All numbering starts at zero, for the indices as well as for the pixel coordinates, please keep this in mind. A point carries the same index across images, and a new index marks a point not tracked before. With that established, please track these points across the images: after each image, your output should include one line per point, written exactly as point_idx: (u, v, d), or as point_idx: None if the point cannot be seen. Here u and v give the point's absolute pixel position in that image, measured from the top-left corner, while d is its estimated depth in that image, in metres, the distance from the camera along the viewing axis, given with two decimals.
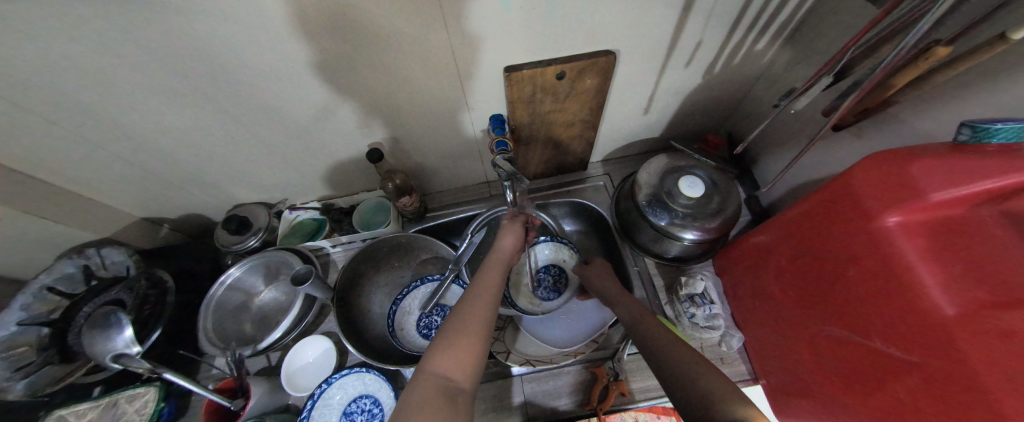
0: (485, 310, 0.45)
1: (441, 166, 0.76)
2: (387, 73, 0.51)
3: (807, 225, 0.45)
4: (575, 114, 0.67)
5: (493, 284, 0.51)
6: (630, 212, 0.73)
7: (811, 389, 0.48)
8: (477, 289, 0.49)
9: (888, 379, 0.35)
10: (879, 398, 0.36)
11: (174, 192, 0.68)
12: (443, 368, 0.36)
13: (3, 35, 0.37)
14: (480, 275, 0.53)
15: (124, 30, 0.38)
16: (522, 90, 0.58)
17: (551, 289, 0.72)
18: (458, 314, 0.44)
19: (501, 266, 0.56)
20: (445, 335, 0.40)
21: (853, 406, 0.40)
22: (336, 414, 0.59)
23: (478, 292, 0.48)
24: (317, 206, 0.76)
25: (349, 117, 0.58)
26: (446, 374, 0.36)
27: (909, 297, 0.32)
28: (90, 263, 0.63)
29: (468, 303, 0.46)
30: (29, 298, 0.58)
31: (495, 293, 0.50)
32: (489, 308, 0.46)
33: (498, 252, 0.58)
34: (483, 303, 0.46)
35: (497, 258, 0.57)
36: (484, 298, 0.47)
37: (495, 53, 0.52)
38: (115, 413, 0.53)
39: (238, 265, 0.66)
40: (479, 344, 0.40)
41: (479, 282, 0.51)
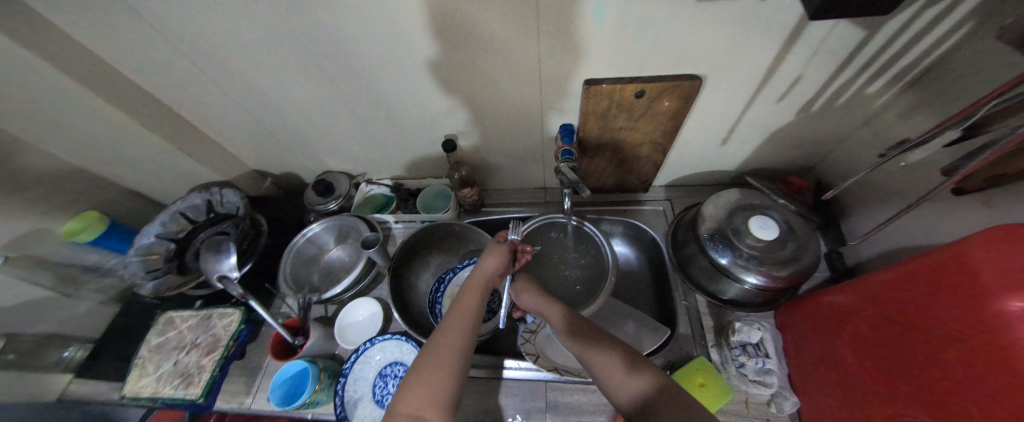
0: (456, 345, 0.46)
1: (504, 165, 0.80)
2: (476, 74, 0.56)
3: (906, 290, 0.40)
4: (646, 134, 0.66)
5: (467, 314, 0.51)
6: (688, 243, 0.70)
7: None
8: (450, 318, 0.50)
9: None
10: None
11: (282, 153, 0.81)
12: (414, 408, 0.39)
13: (204, 12, 0.48)
14: (457, 301, 0.53)
15: (285, 15, 0.47)
16: (598, 103, 0.60)
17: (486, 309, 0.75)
18: (429, 350, 0.45)
19: (480, 293, 0.55)
20: (416, 374, 0.42)
21: None
22: (373, 372, 0.64)
23: (450, 324, 0.49)
24: (389, 184, 0.84)
25: (436, 109, 0.65)
26: (416, 415, 0.38)
27: (1019, 400, 0.27)
28: (212, 199, 0.75)
29: (440, 336, 0.47)
30: (166, 218, 0.72)
31: (470, 322, 0.50)
32: (461, 340, 0.47)
33: (477, 276, 0.57)
34: (456, 335, 0.47)
35: (476, 284, 0.56)
36: (455, 329, 0.48)
37: (580, 65, 0.54)
38: (210, 324, 0.66)
39: (320, 223, 0.75)
40: (449, 378, 0.42)
41: (452, 312, 0.51)
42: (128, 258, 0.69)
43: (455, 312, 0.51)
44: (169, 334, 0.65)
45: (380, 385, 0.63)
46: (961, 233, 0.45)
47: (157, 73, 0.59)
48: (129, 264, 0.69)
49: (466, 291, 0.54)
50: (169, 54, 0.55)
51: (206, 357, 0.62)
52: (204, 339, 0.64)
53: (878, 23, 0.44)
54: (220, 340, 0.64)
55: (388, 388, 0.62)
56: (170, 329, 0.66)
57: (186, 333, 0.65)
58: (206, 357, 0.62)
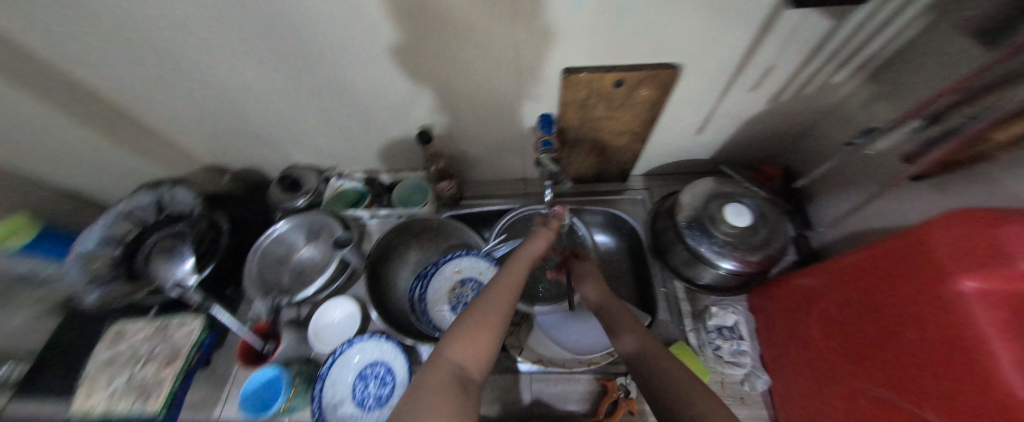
0: (505, 309, 0.44)
1: (483, 156, 0.77)
2: (452, 60, 0.53)
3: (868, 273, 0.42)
4: (626, 123, 0.66)
5: (514, 284, 0.49)
6: (666, 231, 0.71)
7: None
8: (501, 282, 0.48)
9: None
10: None
11: (239, 145, 0.74)
12: (458, 357, 0.37)
13: None
14: (507, 269, 0.51)
15: None
16: (577, 93, 0.58)
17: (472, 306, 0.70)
18: (475, 307, 0.43)
19: (529, 265, 0.54)
20: (467, 322, 0.40)
21: None
22: (352, 374, 0.62)
23: (499, 288, 0.47)
24: (361, 178, 0.80)
25: (408, 97, 0.61)
26: (460, 363, 0.36)
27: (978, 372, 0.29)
28: (162, 198, 0.69)
29: (487, 297, 0.45)
30: (109, 220, 0.65)
31: (519, 290, 0.48)
32: (509, 306, 0.45)
33: (525, 252, 0.55)
34: (505, 300, 0.45)
35: (524, 257, 0.54)
36: (503, 294, 0.46)
37: (560, 52, 0.52)
38: (168, 334, 0.61)
39: (286, 221, 0.71)
40: (494, 337, 0.40)
41: (500, 278, 0.49)
42: (66, 267, 0.61)
43: (506, 278, 0.49)
44: (121, 347, 0.60)
45: (360, 387, 0.61)
46: (916, 217, 0.48)
47: (83, 56, 0.51)
48: (69, 273, 0.62)
49: (514, 263, 0.52)
50: (91, 32, 0.48)
51: (165, 368, 0.58)
52: (162, 350, 0.59)
53: (847, 12, 0.45)
54: (180, 351, 0.59)
55: (368, 389, 0.60)
56: (122, 342, 0.61)
57: (139, 345, 0.60)
58: (166, 368, 0.58)
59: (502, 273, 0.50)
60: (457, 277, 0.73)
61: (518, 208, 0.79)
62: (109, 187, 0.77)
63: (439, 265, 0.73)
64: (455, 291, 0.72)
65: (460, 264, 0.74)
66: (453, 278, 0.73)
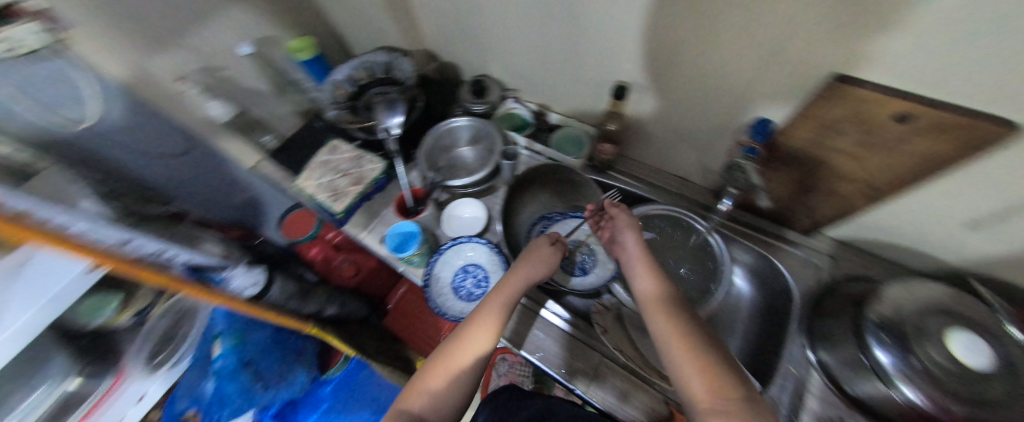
0: (486, 336, 0.50)
1: (660, 136, 0.71)
2: (697, 21, 0.46)
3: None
4: (869, 174, 0.51)
5: (501, 310, 0.53)
6: (840, 312, 0.58)
7: None
8: (487, 308, 0.53)
9: None
10: None
11: (453, 40, 0.83)
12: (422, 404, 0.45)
13: None
14: (496, 287, 0.56)
15: None
16: (830, 110, 0.45)
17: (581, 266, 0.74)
18: (457, 335, 0.50)
19: (525, 273, 0.57)
20: (432, 362, 0.48)
21: None
22: (460, 262, 0.73)
23: (484, 313, 0.52)
24: (533, 109, 0.84)
25: (624, 49, 0.58)
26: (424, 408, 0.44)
27: None
28: (391, 62, 0.85)
29: (469, 324, 0.51)
30: (357, 64, 0.85)
31: (497, 319, 0.51)
32: (492, 335, 0.50)
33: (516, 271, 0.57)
34: (489, 326, 0.51)
35: (506, 284, 0.55)
36: (485, 321, 0.51)
37: (844, 51, 0.39)
38: (361, 163, 0.77)
39: (464, 119, 0.80)
40: (455, 378, 0.46)
41: (488, 301, 0.54)
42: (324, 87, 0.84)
43: (491, 299, 0.54)
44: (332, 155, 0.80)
45: (462, 275, 0.71)
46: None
47: None
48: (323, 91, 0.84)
49: (505, 280, 0.56)
50: None
51: (351, 186, 0.75)
52: (354, 172, 0.76)
53: None
54: (364, 178, 0.75)
55: (466, 281, 0.71)
56: (332, 152, 0.80)
57: (343, 161, 0.78)
58: (351, 186, 0.75)
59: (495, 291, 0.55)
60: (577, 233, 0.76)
61: (665, 206, 0.73)
62: (359, 39, 0.97)
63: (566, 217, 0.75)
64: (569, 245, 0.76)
65: (582, 224, 0.74)
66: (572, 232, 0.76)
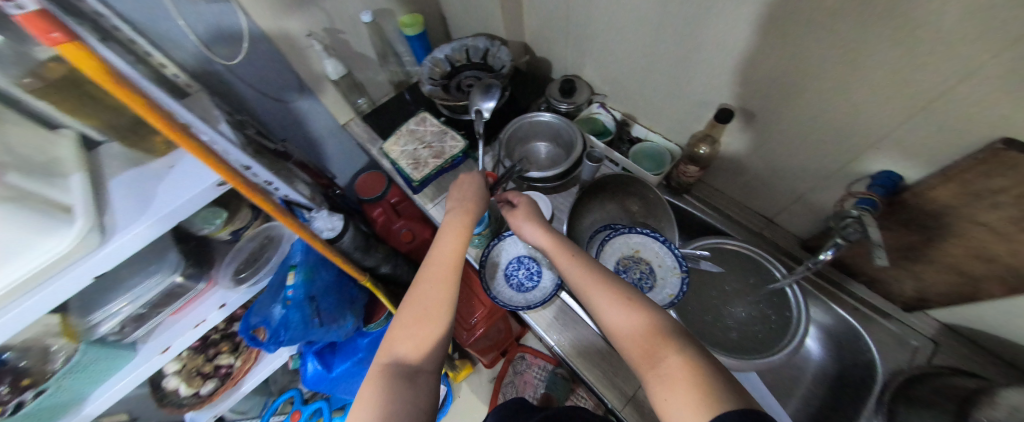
0: (429, 321, 0.50)
1: (755, 170, 0.67)
2: (836, 53, 0.42)
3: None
4: (1015, 262, 0.43)
5: (434, 294, 0.52)
6: (935, 406, 0.49)
7: None
8: (423, 292, 0.53)
9: None
10: None
11: (551, 38, 0.85)
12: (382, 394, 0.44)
13: None
14: (422, 274, 0.55)
15: None
16: (989, 177, 0.38)
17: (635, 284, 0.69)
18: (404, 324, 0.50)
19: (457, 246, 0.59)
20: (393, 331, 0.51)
21: None
22: (517, 251, 0.74)
23: (418, 300, 0.52)
24: (618, 117, 0.84)
25: (737, 76, 0.56)
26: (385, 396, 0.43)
27: None
28: (489, 49, 0.88)
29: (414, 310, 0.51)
30: (457, 46, 0.89)
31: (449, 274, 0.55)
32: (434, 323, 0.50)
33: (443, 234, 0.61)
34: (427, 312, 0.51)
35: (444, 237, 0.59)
36: (426, 307, 0.51)
37: (1023, 121, 0.33)
38: (444, 139, 0.81)
39: (548, 115, 0.81)
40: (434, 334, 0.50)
41: (423, 287, 0.53)
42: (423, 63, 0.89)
43: (422, 284, 0.54)
44: (417, 127, 0.84)
45: (515, 264, 0.73)
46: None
47: None
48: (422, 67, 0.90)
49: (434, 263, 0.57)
50: None
51: (432, 158, 0.79)
52: (436, 146, 0.80)
53: None
54: (444, 153, 0.79)
55: (519, 271, 0.72)
56: (419, 125, 0.85)
57: (428, 134, 0.82)
58: (432, 158, 0.79)
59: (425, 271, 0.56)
60: (636, 249, 0.71)
61: (741, 243, 0.69)
62: (462, 23, 1.02)
63: (631, 230, 0.71)
64: (625, 259, 0.71)
65: (646, 245, 0.71)
66: (630, 247, 0.72)
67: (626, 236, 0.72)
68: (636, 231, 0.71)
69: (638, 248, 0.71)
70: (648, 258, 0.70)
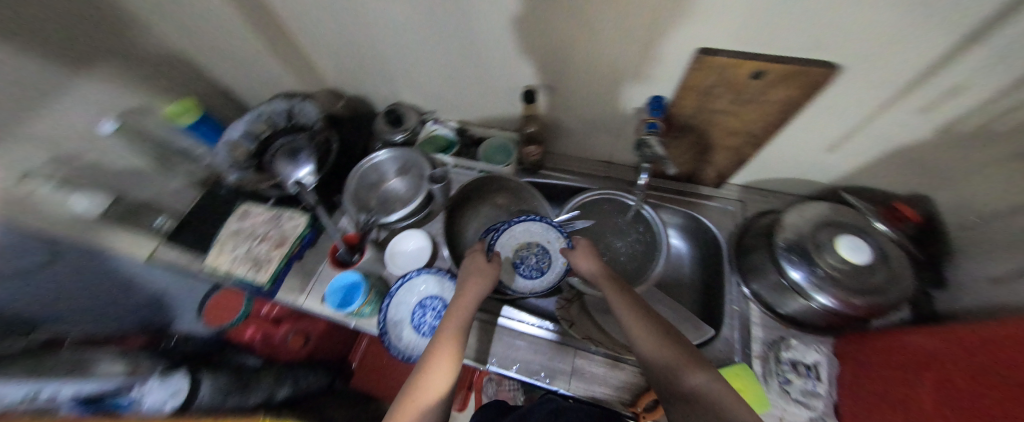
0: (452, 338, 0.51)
1: (576, 130, 0.77)
2: (579, 12, 0.50)
3: (995, 344, 0.38)
4: (748, 122, 0.60)
5: (460, 315, 0.54)
6: (756, 248, 0.66)
7: None
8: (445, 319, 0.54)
9: None
10: None
11: (356, 75, 0.82)
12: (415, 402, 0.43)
13: None
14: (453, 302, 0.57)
15: None
16: (705, 78, 0.55)
17: (536, 269, 0.72)
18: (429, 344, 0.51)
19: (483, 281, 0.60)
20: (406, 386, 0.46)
21: None
22: (415, 299, 0.69)
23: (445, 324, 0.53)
24: (453, 126, 0.85)
25: (524, 57, 0.62)
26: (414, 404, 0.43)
27: None
28: (292, 108, 0.79)
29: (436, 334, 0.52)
30: (252, 117, 0.77)
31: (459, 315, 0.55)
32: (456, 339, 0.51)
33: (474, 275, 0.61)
34: (451, 334, 0.52)
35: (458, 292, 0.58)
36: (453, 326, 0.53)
37: (704, 29, 0.48)
38: (279, 223, 0.71)
39: (386, 151, 0.77)
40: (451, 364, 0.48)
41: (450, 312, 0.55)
42: (217, 149, 0.75)
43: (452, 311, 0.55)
44: (244, 223, 0.71)
45: (420, 312, 0.68)
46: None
47: None
48: (217, 154, 0.75)
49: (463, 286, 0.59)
50: None
51: (274, 249, 0.68)
52: (274, 234, 0.69)
53: None
54: (287, 238, 0.69)
55: (426, 317, 0.67)
56: (245, 220, 0.72)
57: (258, 225, 0.71)
58: (275, 249, 0.68)
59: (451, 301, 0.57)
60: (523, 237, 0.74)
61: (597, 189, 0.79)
62: (252, 91, 0.90)
63: (511, 223, 0.73)
64: (519, 251, 0.73)
65: (531, 230, 0.73)
66: (519, 238, 0.74)
67: (511, 230, 0.73)
68: (517, 222, 0.74)
69: (525, 237, 0.73)
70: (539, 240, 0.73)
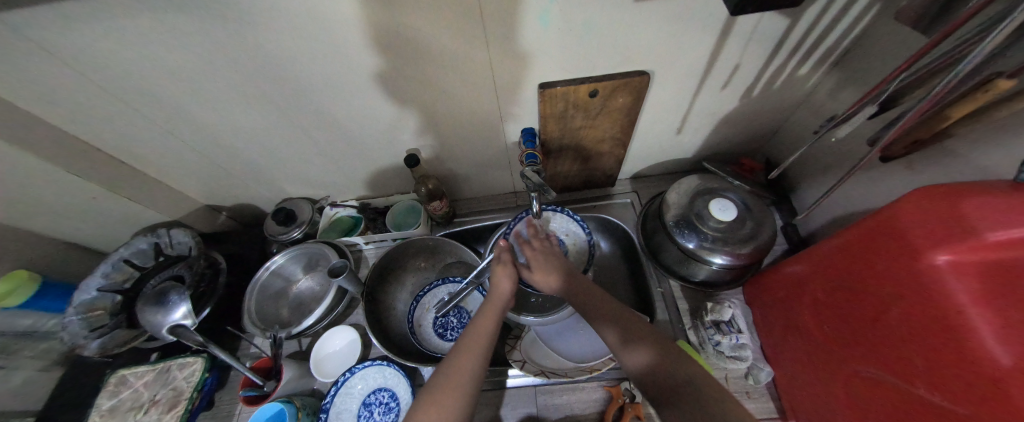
0: (471, 365, 0.46)
1: (472, 174, 0.81)
2: (421, 73, 0.54)
3: (838, 259, 0.45)
4: (606, 130, 0.68)
5: (482, 340, 0.50)
6: (658, 231, 0.73)
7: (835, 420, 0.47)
8: (467, 344, 0.49)
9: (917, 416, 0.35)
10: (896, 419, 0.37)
11: (237, 184, 0.79)
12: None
13: (114, 43, 0.45)
14: (472, 328, 0.52)
15: (212, 40, 0.46)
16: (554, 106, 0.61)
17: None
18: (443, 371, 0.45)
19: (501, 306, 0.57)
20: (430, 393, 0.42)
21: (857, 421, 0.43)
22: (356, 402, 0.62)
23: (466, 349, 0.48)
24: (354, 204, 0.84)
25: (394, 124, 0.65)
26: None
27: (959, 352, 0.32)
28: (159, 242, 0.70)
29: (455, 359, 0.47)
30: (108, 268, 0.67)
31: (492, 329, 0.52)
32: (475, 365, 0.46)
33: (496, 298, 0.57)
34: (469, 358, 0.47)
35: (494, 305, 0.56)
36: (472, 351, 0.48)
37: (534, 68, 0.55)
38: (170, 377, 0.61)
39: (282, 253, 0.72)
40: (473, 366, 0.46)
41: (469, 337, 0.50)
42: (67, 318, 0.63)
43: (472, 336, 0.50)
44: (123, 394, 0.60)
45: (365, 414, 0.61)
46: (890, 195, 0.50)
47: (85, 112, 0.56)
48: (67, 324, 0.63)
49: (484, 313, 0.55)
50: (83, 87, 0.51)
51: (167, 414, 0.58)
52: (164, 394, 0.59)
53: (798, 11, 0.48)
54: (182, 393, 0.59)
55: (373, 417, 0.60)
56: (124, 389, 0.60)
57: (142, 390, 0.60)
58: (168, 413, 0.58)
59: (472, 327, 0.52)
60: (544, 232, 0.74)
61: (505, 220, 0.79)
62: (109, 235, 0.79)
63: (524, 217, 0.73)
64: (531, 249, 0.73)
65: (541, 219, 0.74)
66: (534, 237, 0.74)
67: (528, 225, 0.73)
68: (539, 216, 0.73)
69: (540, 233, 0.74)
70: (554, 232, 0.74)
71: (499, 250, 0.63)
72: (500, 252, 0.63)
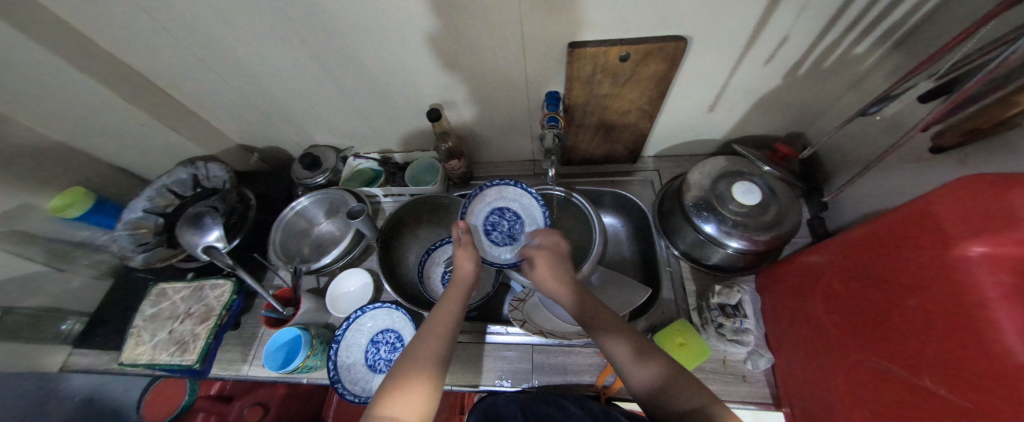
0: (438, 346, 0.48)
1: (492, 137, 0.82)
2: (447, 24, 0.53)
3: (862, 251, 0.43)
4: (633, 100, 0.66)
5: (449, 319, 0.52)
6: (674, 211, 0.72)
7: (832, 411, 0.46)
8: (433, 325, 0.51)
9: (918, 408, 0.34)
10: (897, 412, 0.37)
11: (268, 127, 0.82)
12: (393, 410, 0.40)
13: None
14: (439, 306, 0.55)
15: None
16: (583, 68, 0.59)
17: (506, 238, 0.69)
18: (410, 353, 0.47)
19: (465, 291, 0.58)
20: (395, 379, 0.44)
21: (854, 412, 0.42)
22: (365, 338, 0.66)
23: (433, 328, 0.51)
24: (376, 157, 0.86)
25: (419, 79, 0.65)
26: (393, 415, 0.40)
27: (978, 350, 0.29)
28: (198, 174, 0.76)
29: (420, 342, 0.49)
30: (152, 193, 0.73)
31: (458, 309, 0.55)
32: (441, 346, 0.48)
33: (458, 279, 0.58)
34: (437, 340, 0.49)
35: (456, 290, 0.57)
36: (438, 334, 0.50)
37: (564, 25, 0.52)
38: (202, 295, 0.67)
39: (307, 196, 0.76)
40: (439, 351, 0.48)
41: (436, 316, 0.53)
42: (116, 232, 0.70)
43: (437, 317, 0.53)
44: (162, 304, 0.67)
45: (372, 350, 0.65)
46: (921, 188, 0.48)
47: (133, 40, 0.59)
48: (118, 238, 0.71)
49: (447, 296, 0.56)
50: (127, 13, 0.54)
51: (200, 325, 0.64)
52: (197, 308, 0.66)
53: None
54: (213, 309, 0.65)
55: (380, 353, 0.65)
56: (163, 300, 0.67)
57: (179, 303, 0.67)
58: (200, 325, 0.64)
59: (439, 307, 0.54)
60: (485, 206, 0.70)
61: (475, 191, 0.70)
62: (155, 164, 0.86)
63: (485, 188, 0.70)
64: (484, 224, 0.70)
65: (504, 196, 0.71)
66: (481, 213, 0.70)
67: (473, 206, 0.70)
68: (479, 194, 0.70)
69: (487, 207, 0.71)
70: (510, 202, 0.71)
71: (459, 232, 0.61)
72: (459, 234, 0.61)
